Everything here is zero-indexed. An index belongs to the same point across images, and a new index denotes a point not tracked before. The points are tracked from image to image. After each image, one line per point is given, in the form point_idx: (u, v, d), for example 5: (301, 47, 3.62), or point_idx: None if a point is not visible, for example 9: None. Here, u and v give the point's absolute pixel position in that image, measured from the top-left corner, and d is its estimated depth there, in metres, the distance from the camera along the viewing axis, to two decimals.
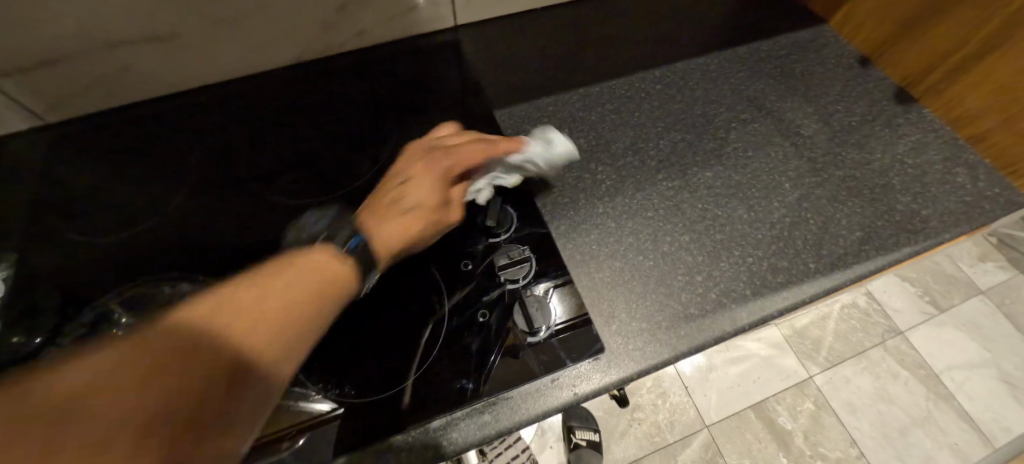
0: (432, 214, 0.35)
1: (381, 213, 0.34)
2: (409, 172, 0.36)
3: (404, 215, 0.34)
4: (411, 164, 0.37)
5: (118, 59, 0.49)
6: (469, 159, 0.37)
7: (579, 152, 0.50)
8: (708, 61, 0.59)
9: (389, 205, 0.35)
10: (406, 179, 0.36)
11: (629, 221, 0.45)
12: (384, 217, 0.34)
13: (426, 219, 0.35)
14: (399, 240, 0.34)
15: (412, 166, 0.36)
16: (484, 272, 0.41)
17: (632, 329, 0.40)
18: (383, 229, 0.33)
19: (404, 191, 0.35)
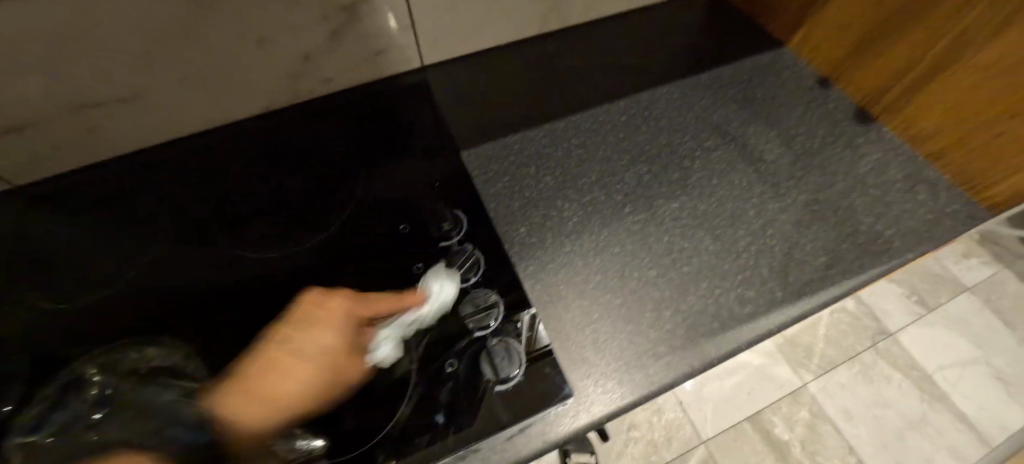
0: (339, 379, 0.38)
1: (269, 387, 0.36)
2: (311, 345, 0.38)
3: (304, 372, 0.37)
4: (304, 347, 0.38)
5: (85, 120, 0.49)
6: (381, 307, 0.41)
7: (546, 190, 0.51)
8: (671, 89, 0.60)
9: (291, 363, 0.37)
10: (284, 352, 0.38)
11: (597, 258, 0.46)
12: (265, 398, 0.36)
13: (326, 377, 0.38)
14: (299, 399, 0.36)
15: (309, 343, 0.38)
16: (452, 319, 0.41)
17: (601, 370, 0.40)
18: (266, 393, 0.36)
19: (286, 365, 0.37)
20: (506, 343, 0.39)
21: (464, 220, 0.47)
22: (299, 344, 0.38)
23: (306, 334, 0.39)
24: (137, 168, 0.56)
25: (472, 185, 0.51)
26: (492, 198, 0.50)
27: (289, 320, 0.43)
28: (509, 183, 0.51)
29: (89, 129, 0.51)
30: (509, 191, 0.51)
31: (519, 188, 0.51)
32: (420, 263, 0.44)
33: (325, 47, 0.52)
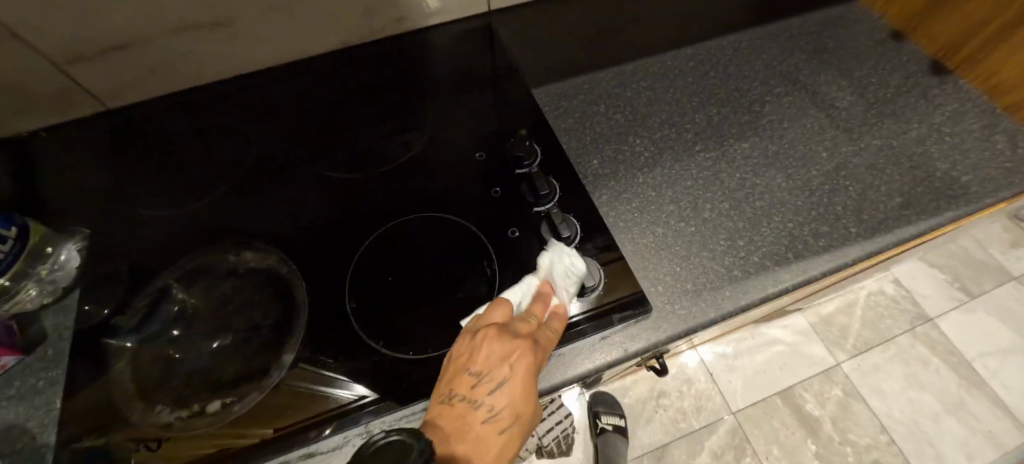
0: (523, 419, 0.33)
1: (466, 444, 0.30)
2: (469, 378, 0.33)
3: (493, 431, 0.31)
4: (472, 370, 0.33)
5: (173, 47, 0.52)
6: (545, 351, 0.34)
7: (617, 127, 0.51)
8: (738, 38, 0.60)
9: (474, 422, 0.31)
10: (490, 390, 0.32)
11: (670, 190, 0.47)
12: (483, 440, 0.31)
13: (515, 431, 0.32)
14: None
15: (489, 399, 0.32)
16: (531, 238, 0.43)
17: (677, 290, 0.41)
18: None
19: (488, 401, 0.32)
20: (585, 263, 0.40)
21: (537, 151, 0.47)
22: (477, 365, 0.33)
23: (479, 352, 0.33)
24: (222, 98, 0.58)
25: (546, 119, 0.51)
26: (564, 132, 0.51)
27: (374, 236, 0.45)
28: (580, 119, 0.52)
29: (175, 57, 0.53)
30: (580, 127, 0.52)
31: (591, 124, 0.52)
32: (498, 189, 0.46)
33: None
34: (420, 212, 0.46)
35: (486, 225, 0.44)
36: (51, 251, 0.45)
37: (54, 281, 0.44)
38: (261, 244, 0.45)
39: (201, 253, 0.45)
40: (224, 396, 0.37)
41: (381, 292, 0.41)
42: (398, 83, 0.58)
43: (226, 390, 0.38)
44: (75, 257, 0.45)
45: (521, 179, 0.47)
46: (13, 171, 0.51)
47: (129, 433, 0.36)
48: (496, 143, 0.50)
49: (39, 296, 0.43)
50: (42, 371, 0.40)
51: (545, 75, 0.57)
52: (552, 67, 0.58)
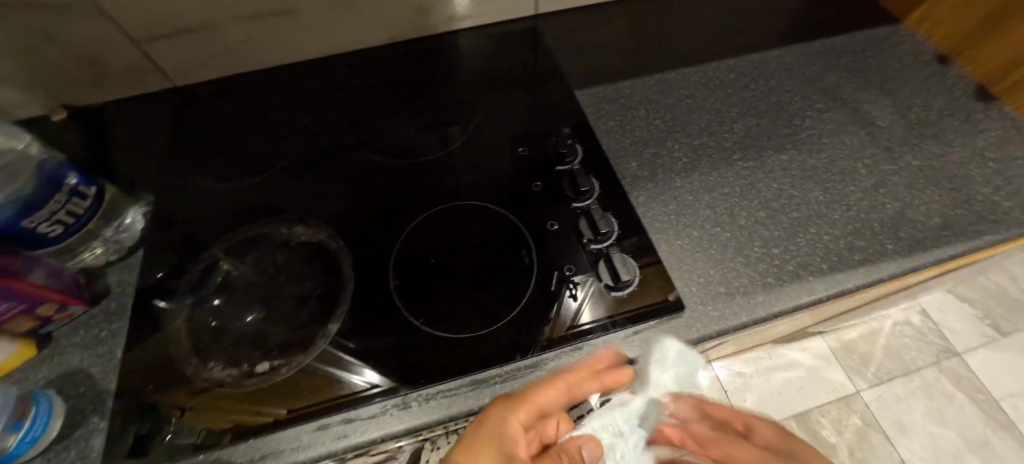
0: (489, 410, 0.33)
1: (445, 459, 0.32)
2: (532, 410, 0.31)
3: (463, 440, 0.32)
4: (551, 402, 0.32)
5: (241, 31, 0.55)
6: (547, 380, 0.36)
7: (656, 132, 0.53)
8: (780, 53, 0.60)
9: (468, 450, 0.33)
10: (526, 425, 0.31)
11: (706, 196, 0.48)
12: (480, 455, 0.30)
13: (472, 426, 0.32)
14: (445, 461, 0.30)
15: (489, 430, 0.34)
16: (569, 231, 0.45)
17: (710, 293, 0.42)
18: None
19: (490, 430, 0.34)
20: (620, 261, 0.41)
21: (581, 151, 0.50)
22: None
23: None
24: (278, 82, 0.61)
25: (587, 120, 0.53)
26: (604, 133, 0.53)
27: (419, 218, 0.47)
28: (620, 122, 0.54)
29: (241, 41, 0.56)
30: (620, 129, 0.53)
31: (630, 128, 0.53)
32: (539, 183, 0.48)
33: None
34: (463, 199, 0.48)
35: (526, 216, 0.46)
36: (118, 213, 0.48)
37: (121, 241, 0.47)
38: (309, 220, 0.48)
39: (252, 226, 0.48)
40: (271, 358, 0.39)
41: (423, 273, 0.43)
42: (444, 78, 0.61)
43: (273, 353, 0.40)
44: (139, 221, 0.49)
45: (561, 175, 0.48)
46: (86, 137, 0.55)
47: (183, 386, 0.38)
48: (538, 139, 0.52)
49: (106, 255, 0.46)
50: (104, 322, 0.43)
51: (587, 79, 0.59)
52: (594, 71, 0.59)
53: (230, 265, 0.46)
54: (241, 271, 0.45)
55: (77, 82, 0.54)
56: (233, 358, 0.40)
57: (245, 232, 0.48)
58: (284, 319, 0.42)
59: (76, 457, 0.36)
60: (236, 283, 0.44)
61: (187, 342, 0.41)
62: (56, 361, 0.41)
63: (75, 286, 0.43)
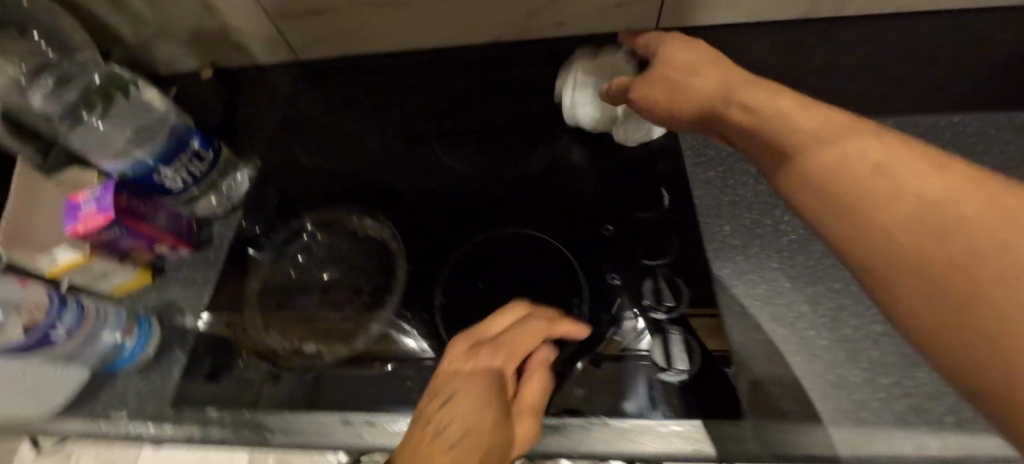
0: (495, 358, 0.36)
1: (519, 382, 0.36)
2: (470, 340, 0.37)
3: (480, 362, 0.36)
4: (476, 338, 0.37)
5: (361, 17, 0.57)
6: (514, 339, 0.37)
7: (766, 195, 0.45)
8: (962, 121, 0.48)
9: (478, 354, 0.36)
10: (449, 399, 0.33)
11: (808, 287, 0.40)
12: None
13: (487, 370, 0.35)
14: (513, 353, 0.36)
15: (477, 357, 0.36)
16: (631, 290, 0.40)
17: (780, 408, 0.35)
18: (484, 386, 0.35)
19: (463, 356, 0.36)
20: (680, 353, 0.37)
21: (667, 199, 0.45)
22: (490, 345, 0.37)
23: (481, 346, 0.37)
24: (388, 66, 0.63)
25: (684, 166, 0.47)
26: (701, 185, 0.46)
27: (479, 236, 0.46)
28: (723, 175, 0.47)
29: (357, 26, 0.59)
30: (721, 183, 0.46)
31: (734, 184, 0.46)
32: (611, 228, 0.44)
33: None
34: (527, 227, 0.46)
35: (587, 261, 0.43)
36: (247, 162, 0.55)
37: (230, 198, 0.53)
38: (379, 213, 0.49)
39: (332, 207, 0.51)
40: (319, 342, 0.42)
41: (468, 296, 0.42)
42: (541, 87, 0.58)
43: (321, 336, 0.43)
44: (244, 181, 0.54)
45: (638, 225, 0.44)
46: (225, 96, 0.63)
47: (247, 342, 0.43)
48: (623, 178, 0.48)
49: (217, 207, 0.53)
50: (201, 268, 0.50)
51: None
52: None
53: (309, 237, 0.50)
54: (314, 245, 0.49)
55: (223, 46, 0.61)
56: (287, 329, 0.44)
57: (323, 210, 0.51)
58: (339, 304, 0.45)
59: (160, 380, 0.43)
60: (310, 255, 0.49)
61: (256, 302, 0.46)
62: (164, 292, 0.48)
63: (188, 231, 0.50)
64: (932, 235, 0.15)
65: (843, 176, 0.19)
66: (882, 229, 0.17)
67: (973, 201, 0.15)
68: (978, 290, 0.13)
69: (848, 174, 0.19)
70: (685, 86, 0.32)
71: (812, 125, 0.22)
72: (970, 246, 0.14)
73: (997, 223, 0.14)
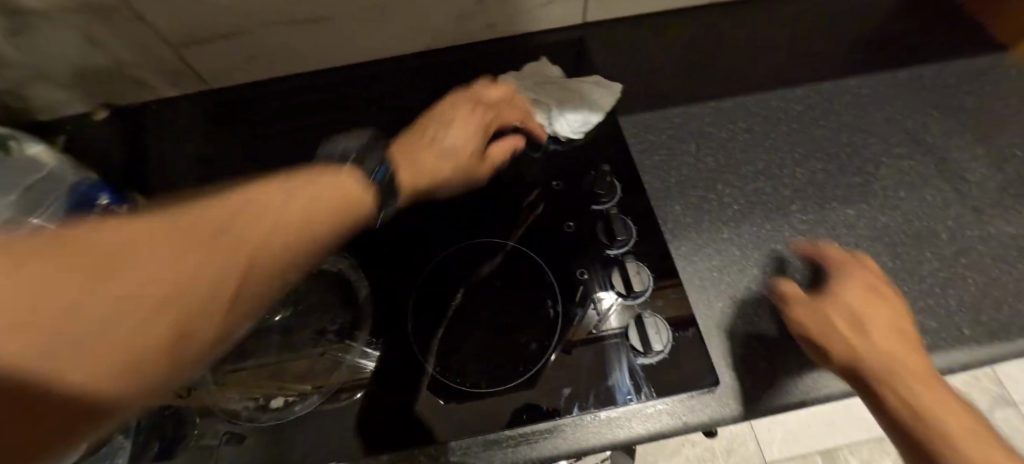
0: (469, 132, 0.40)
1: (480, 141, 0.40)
2: (471, 104, 0.41)
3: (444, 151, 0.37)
4: (470, 94, 0.42)
5: (274, 37, 0.53)
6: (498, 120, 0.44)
7: (705, 171, 0.48)
8: (858, 82, 0.53)
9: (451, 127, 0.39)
10: (446, 123, 0.39)
11: (756, 252, 0.43)
12: (416, 159, 0.35)
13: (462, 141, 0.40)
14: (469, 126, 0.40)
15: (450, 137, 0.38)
16: (599, 282, 0.41)
17: (751, 368, 0.38)
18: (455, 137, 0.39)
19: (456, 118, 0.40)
20: (656, 335, 0.38)
21: (618, 188, 0.46)
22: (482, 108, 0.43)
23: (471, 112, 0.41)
24: (313, 87, 0.59)
25: (629, 154, 0.49)
26: (647, 170, 0.48)
27: (443, 253, 0.45)
28: (665, 158, 0.49)
29: (271, 46, 0.54)
30: (665, 166, 0.49)
31: (676, 165, 0.49)
32: (571, 224, 0.45)
33: None
34: (490, 235, 0.45)
35: (553, 260, 0.43)
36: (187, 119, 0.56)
37: None
38: None
39: None
40: (286, 393, 0.39)
41: (442, 315, 0.42)
42: None
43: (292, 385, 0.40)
44: None
45: (596, 217, 0.45)
46: (128, 140, 0.56)
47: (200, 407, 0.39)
48: (574, 172, 0.48)
49: None
50: None
51: (634, 102, 0.53)
52: (642, 94, 0.54)
53: None
54: None
55: (115, 82, 0.54)
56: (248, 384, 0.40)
57: None
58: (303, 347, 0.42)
59: None
60: None
61: None
62: None
63: None
64: (962, 435, 0.29)
65: (900, 372, 0.32)
66: (928, 404, 0.30)
67: (962, 441, 0.29)
68: (957, 442, 0.29)
69: (942, 397, 0.31)
70: (817, 317, 0.36)
71: (886, 346, 0.34)
72: (958, 433, 0.29)
73: (973, 450, 0.28)
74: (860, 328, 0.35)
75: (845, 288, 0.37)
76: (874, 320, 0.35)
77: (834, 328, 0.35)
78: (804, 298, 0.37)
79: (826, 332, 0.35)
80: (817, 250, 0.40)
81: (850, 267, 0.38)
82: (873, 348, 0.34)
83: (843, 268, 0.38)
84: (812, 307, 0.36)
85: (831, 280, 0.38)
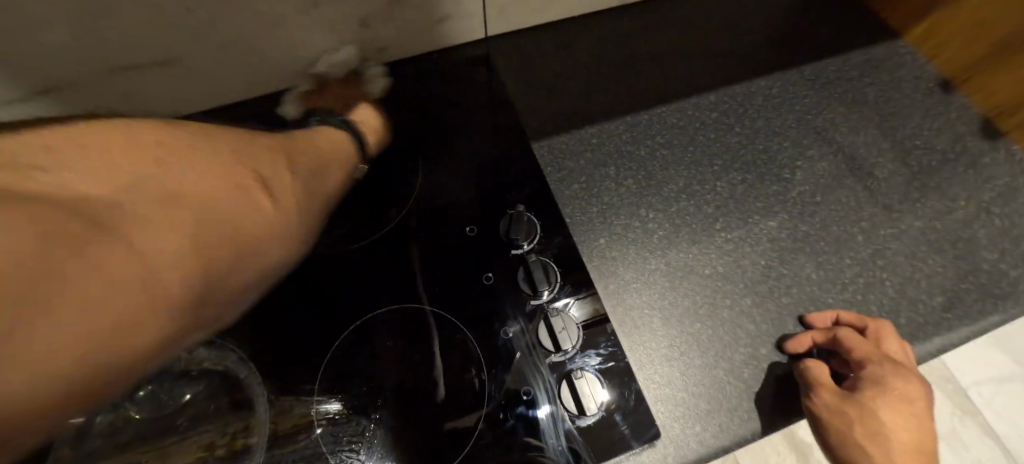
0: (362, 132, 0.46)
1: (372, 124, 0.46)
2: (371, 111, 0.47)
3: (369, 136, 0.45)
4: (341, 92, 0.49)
5: (115, 85, 0.44)
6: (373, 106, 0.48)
7: (628, 196, 0.45)
8: (768, 82, 0.52)
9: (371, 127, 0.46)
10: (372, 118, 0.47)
11: (685, 280, 0.41)
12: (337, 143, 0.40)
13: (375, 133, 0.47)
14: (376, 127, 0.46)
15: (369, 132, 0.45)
16: (527, 339, 0.38)
17: (691, 412, 0.36)
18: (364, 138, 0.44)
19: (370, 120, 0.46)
20: (591, 395, 0.36)
21: (538, 228, 0.42)
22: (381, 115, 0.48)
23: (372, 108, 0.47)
24: None
25: (548, 185, 0.45)
26: (568, 201, 0.45)
27: (352, 326, 0.39)
28: (586, 185, 0.46)
29: (110, 97, 0.45)
30: (586, 194, 0.45)
31: (599, 191, 0.45)
32: (491, 275, 0.40)
33: (385, 12, 0.45)
34: (405, 300, 0.40)
35: (474, 320, 0.39)
36: None
37: None
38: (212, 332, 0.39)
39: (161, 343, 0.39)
40: None
41: (355, 406, 0.37)
42: None
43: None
44: None
45: (517, 264, 0.41)
46: None
47: None
48: (490, 214, 0.43)
49: None
50: None
51: (548, 124, 0.50)
52: (556, 114, 0.50)
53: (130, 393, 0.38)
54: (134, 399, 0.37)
55: None
56: None
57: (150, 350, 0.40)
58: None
59: None
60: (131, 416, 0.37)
61: None
62: None
63: None
64: None
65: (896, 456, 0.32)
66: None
67: None
68: None
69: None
70: (892, 413, 0.34)
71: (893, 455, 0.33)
72: None
73: None
74: (876, 434, 0.33)
75: (877, 398, 0.34)
76: (890, 423, 0.33)
77: (847, 421, 0.34)
78: (831, 402, 0.35)
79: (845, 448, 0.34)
80: (833, 338, 0.37)
81: (888, 373, 0.35)
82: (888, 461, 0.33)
83: (880, 380, 0.35)
84: (834, 412, 0.35)
85: (868, 385, 0.35)
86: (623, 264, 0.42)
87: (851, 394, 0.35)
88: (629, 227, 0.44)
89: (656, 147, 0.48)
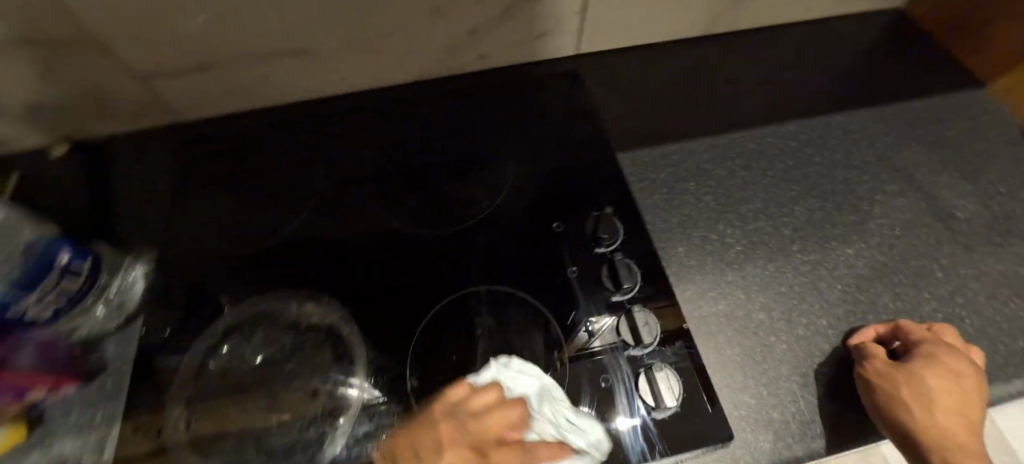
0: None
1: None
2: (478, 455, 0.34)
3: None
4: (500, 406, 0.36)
5: (256, 69, 0.50)
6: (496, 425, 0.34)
7: (707, 210, 0.48)
8: (847, 118, 0.54)
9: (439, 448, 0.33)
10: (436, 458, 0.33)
11: (762, 295, 0.43)
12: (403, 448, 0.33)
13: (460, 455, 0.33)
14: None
15: None
16: (607, 328, 0.40)
17: (764, 419, 0.37)
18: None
19: None
20: (668, 390, 0.36)
21: (620, 230, 0.44)
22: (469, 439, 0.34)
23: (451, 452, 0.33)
24: (299, 120, 0.56)
25: (631, 193, 0.48)
26: (648, 209, 0.48)
27: (443, 300, 0.43)
28: (666, 196, 0.48)
29: (250, 79, 0.51)
30: (666, 204, 0.48)
31: (678, 203, 0.48)
32: (575, 268, 0.43)
33: (496, 24, 0.50)
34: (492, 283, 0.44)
35: (557, 307, 0.42)
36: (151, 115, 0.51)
37: (123, 304, 0.44)
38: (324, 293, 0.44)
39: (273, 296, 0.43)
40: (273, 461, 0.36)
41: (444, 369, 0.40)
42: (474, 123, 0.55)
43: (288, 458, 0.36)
44: (139, 281, 0.45)
45: (600, 261, 0.43)
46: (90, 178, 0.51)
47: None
48: (575, 213, 0.47)
49: (110, 319, 0.43)
50: (98, 404, 0.40)
51: (632, 139, 0.53)
52: (639, 130, 0.53)
53: (244, 337, 0.42)
54: (248, 344, 0.42)
55: (78, 117, 0.50)
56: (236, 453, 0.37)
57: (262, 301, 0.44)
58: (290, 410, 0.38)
59: None
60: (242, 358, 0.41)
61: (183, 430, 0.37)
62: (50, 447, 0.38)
63: (70, 362, 0.40)
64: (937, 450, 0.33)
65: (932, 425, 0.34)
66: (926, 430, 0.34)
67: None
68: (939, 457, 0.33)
69: (956, 447, 0.33)
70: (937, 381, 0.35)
71: (936, 413, 0.35)
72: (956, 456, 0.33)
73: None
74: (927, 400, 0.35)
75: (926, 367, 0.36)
76: (937, 388, 0.35)
77: (895, 385, 0.36)
78: (881, 368, 0.37)
79: (890, 404, 0.35)
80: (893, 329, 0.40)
81: (939, 349, 0.37)
82: (936, 420, 0.34)
83: (932, 353, 0.37)
84: (883, 377, 0.36)
85: (921, 359, 0.37)
86: (701, 272, 0.44)
87: (902, 363, 0.37)
88: (707, 239, 0.46)
89: (734, 168, 0.50)
